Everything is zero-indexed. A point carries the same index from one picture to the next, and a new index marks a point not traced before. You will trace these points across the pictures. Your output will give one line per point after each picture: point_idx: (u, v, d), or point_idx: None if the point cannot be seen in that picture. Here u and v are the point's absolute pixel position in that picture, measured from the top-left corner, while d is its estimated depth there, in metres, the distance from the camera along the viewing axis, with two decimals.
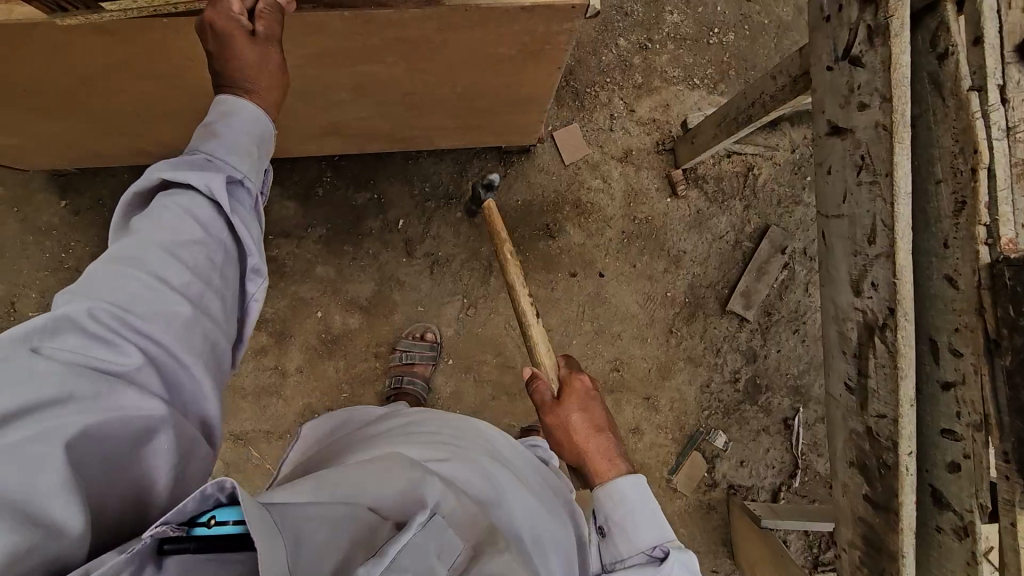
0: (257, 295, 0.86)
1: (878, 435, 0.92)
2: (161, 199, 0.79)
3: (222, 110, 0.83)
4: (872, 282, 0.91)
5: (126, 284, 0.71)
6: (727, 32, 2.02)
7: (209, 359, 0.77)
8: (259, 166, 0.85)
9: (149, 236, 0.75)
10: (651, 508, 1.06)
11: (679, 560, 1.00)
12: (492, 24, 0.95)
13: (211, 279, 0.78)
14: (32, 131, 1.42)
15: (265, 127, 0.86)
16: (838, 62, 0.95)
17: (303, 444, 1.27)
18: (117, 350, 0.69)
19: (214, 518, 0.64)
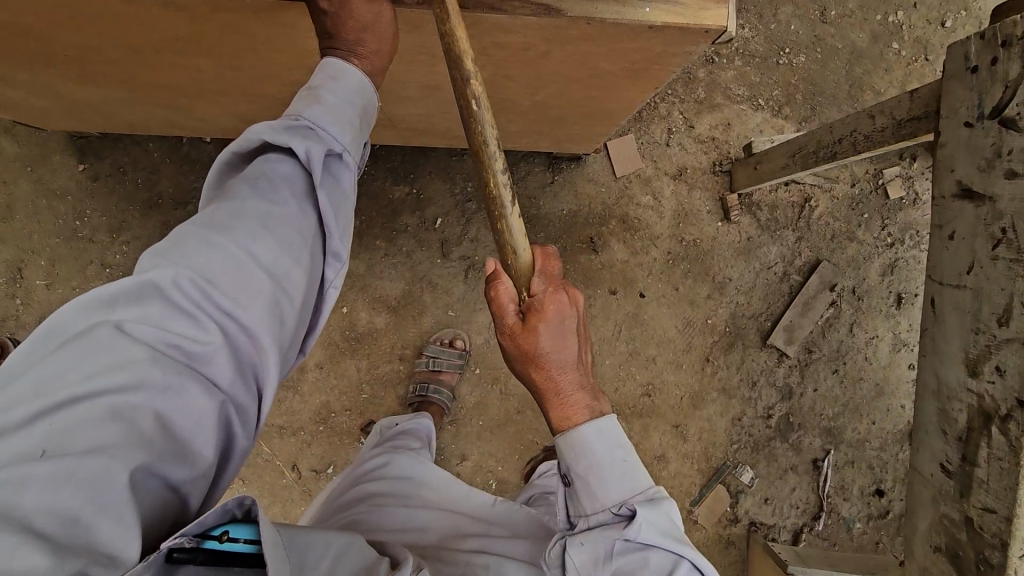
0: (335, 281, 0.82)
1: (982, 530, 0.88)
2: (261, 162, 0.77)
3: (330, 74, 0.80)
4: (997, 366, 0.85)
5: (208, 256, 0.68)
6: (799, 53, 1.91)
7: (283, 347, 0.73)
8: (359, 141, 0.83)
9: (242, 207, 0.73)
10: (622, 456, 0.96)
11: (648, 514, 0.90)
12: (609, 39, 0.85)
13: (298, 256, 0.75)
14: (63, 94, 1.30)
15: (370, 97, 0.84)
16: (983, 120, 0.86)
17: (349, 473, 1.33)
18: (198, 327, 0.66)
19: (227, 534, 0.64)
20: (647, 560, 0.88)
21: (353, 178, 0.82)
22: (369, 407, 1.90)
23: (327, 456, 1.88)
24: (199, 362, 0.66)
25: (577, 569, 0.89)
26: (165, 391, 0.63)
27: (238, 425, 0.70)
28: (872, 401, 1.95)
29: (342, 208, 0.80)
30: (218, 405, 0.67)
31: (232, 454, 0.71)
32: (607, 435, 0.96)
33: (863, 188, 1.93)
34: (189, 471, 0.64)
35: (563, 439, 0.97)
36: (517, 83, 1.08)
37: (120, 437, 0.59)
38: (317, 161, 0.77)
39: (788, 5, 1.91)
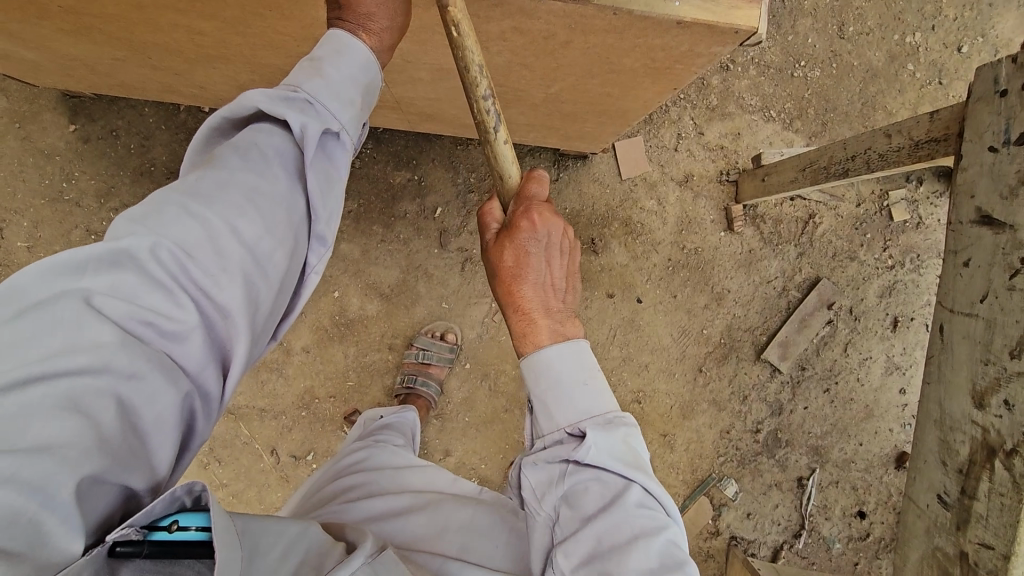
0: (317, 267, 0.79)
1: (976, 565, 0.86)
2: (251, 132, 0.74)
3: (334, 49, 0.79)
4: (1005, 399, 0.83)
5: (188, 231, 0.65)
6: (814, 67, 1.89)
7: (257, 331, 0.70)
8: (358, 120, 0.82)
9: (228, 178, 0.69)
10: (583, 379, 0.94)
11: (597, 438, 0.89)
12: (634, 33, 0.81)
13: (281, 238, 0.72)
14: (54, 48, 1.24)
15: (373, 76, 0.83)
16: (1009, 146, 0.84)
17: (329, 469, 1.30)
18: (172, 304, 0.62)
19: (176, 523, 0.58)
20: (594, 484, 0.88)
21: (348, 159, 0.80)
22: (354, 396, 1.86)
23: (308, 443, 1.84)
24: (168, 344, 0.62)
25: (532, 487, 0.93)
26: (132, 375, 0.58)
27: (199, 413, 0.67)
28: (861, 423, 1.95)
29: (332, 191, 0.78)
30: (184, 392, 0.63)
31: (190, 441, 0.67)
32: (567, 357, 0.95)
33: (868, 209, 1.91)
34: (148, 465, 0.60)
35: (528, 359, 0.96)
36: (532, 73, 1.05)
37: (78, 426, 0.54)
38: (312, 139, 0.75)
39: (806, 18, 1.89)
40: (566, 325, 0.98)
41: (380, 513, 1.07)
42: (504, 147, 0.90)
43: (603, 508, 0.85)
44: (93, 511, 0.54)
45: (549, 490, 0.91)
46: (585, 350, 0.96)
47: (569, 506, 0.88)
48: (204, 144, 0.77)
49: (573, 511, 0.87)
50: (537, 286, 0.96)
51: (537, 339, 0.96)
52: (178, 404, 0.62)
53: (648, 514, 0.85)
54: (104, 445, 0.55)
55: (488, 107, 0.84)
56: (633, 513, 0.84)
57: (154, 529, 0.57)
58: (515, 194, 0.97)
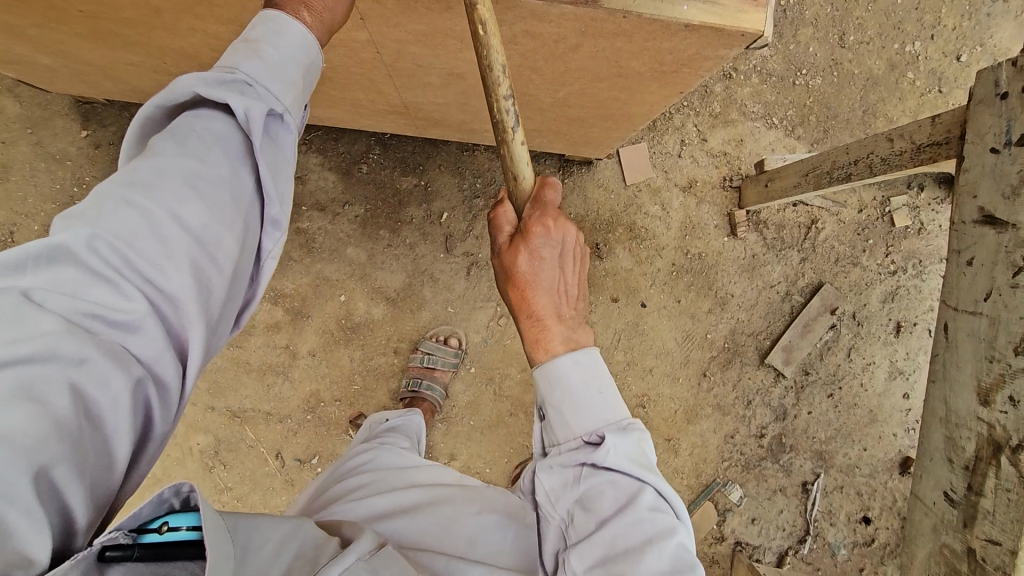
0: (273, 252, 0.71)
1: (985, 561, 0.87)
2: (188, 117, 0.66)
3: (271, 28, 0.69)
4: (1011, 396, 0.84)
5: (128, 220, 0.59)
6: (815, 75, 1.92)
7: (217, 320, 0.64)
8: (302, 100, 0.72)
9: (170, 162, 0.63)
10: (596, 389, 0.93)
11: (614, 441, 0.88)
12: (642, 36, 0.84)
13: (235, 221, 0.65)
14: (72, 53, 1.26)
15: (314, 56, 0.73)
16: (1011, 147, 0.86)
17: (335, 470, 1.30)
18: (120, 294, 0.57)
19: (167, 525, 0.58)
20: (609, 486, 0.87)
21: (296, 141, 0.72)
22: (360, 399, 1.87)
23: (313, 446, 1.85)
24: (119, 334, 0.57)
25: (547, 491, 0.91)
26: (81, 363, 0.53)
27: (161, 406, 0.60)
28: (865, 428, 1.95)
29: (284, 172, 0.70)
30: (138, 381, 0.57)
31: (149, 443, 0.61)
32: (583, 366, 0.94)
33: (870, 214, 1.93)
34: (103, 462, 0.54)
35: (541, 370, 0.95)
36: (541, 77, 1.07)
37: (26, 417, 0.49)
38: (257, 124, 0.67)
39: (807, 28, 1.92)
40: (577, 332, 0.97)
41: (382, 512, 1.07)
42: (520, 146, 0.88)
43: (617, 509, 0.85)
44: (51, 509, 0.50)
45: (563, 493, 0.90)
46: (598, 358, 0.96)
47: (584, 510, 0.88)
48: (145, 135, 0.70)
49: (588, 514, 0.87)
50: (551, 293, 0.95)
51: (548, 347, 0.96)
52: (133, 394, 0.56)
53: (661, 516, 0.85)
54: (58, 435, 0.50)
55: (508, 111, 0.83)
56: (646, 517, 0.84)
57: (143, 531, 0.57)
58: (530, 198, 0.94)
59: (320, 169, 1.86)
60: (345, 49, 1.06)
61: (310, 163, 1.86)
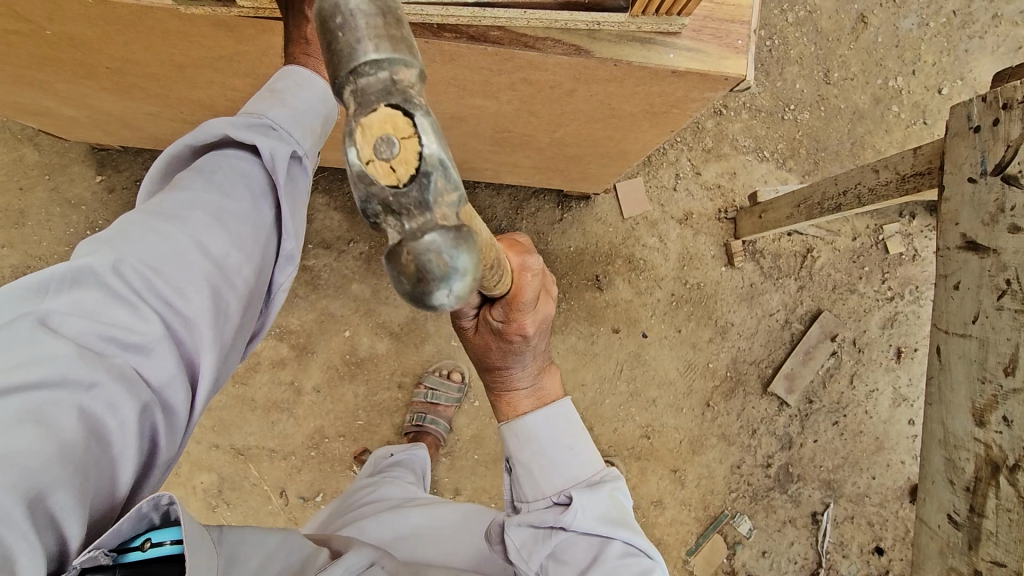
0: (284, 285, 0.72)
1: None
2: (211, 157, 0.67)
3: (295, 82, 0.71)
4: (1004, 416, 0.86)
5: (150, 246, 0.58)
6: (803, 111, 1.99)
7: (225, 346, 0.62)
8: (319, 148, 0.74)
9: (194, 194, 0.63)
10: (568, 448, 0.98)
11: (584, 499, 0.91)
12: (632, 81, 0.89)
13: (253, 252, 0.65)
14: (95, 105, 1.33)
15: (332, 110, 0.75)
16: (986, 176, 0.90)
17: (331, 507, 1.30)
18: (135, 317, 0.56)
19: (149, 541, 0.54)
20: (579, 544, 0.88)
21: (311, 182, 0.73)
22: (364, 435, 1.87)
23: (318, 484, 1.85)
24: (133, 358, 0.56)
25: (517, 547, 0.91)
26: (90, 387, 0.52)
27: (166, 432, 0.58)
28: (872, 455, 1.94)
29: (299, 210, 0.71)
30: (146, 407, 0.55)
31: (154, 466, 0.58)
32: (554, 420, 1.00)
33: (864, 242, 1.97)
34: (103, 486, 0.52)
35: (507, 428, 1.00)
36: (538, 119, 1.12)
37: (34, 443, 0.47)
38: (281, 164, 0.68)
39: (792, 66, 2.00)
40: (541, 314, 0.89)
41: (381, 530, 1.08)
42: None
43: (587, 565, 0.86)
44: (48, 534, 0.47)
45: (535, 549, 0.89)
46: (569, 408, 1.01)
47: (557, 562, 0.89)
48: (168, 169, 0.69)
49: (563, 569, 0.87)
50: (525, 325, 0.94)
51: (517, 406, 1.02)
52: (140, 420, 0.55)
53: (628, 565, 0.86)
54: (59, 461, 0.48)
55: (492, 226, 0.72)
56: (616, 566, 0.85)
57: (124, 551, 0.52)
58: None
59: (326, 209, 1.92)
60: None
61: (316, 203, 1.92)
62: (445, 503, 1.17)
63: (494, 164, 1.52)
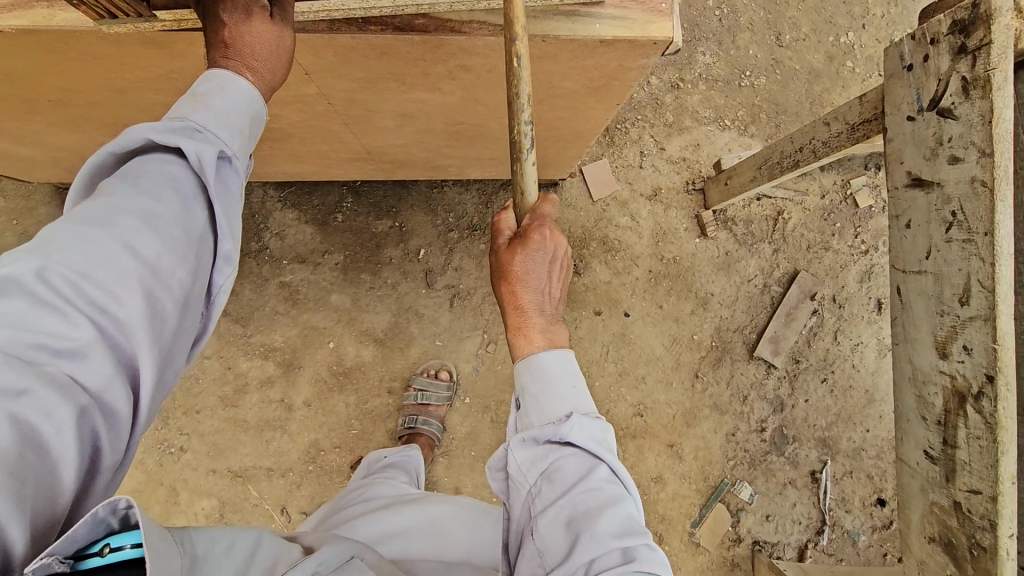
0: (225, 286, 0.72)
1: (970, 512, 0.88)
2: (137, 163, 0.67)
3: (217, 85, 0.71)
4: (964, 345, 0.86)
5: (77, 255, 0.59)
6: (759, 75, 1.99)
7: (164, 347, 0.63)
8: (250, 150, 0.75)
9: (120, 201, 0.63)
10: (570, 382, 0.92)
11: (581, 421, 0.88)
12: (564, 57, 0.90)
13: (186, 254, 0.66)
14: (47, 142, 1.33)
15: (259, 110, 0.75)
16: (923, 113, 0.90)
17: (319, 514, 1.28)
18: (65, 324, 0.56)
19: (108, 546, 0.53)
20: (571, 457, 0.86)
21: (243, 183, 0.73)
22: (359, 443, 1.87)
23: (318, 497, 1.84)
24: (66, 365, 0.56)
25: (517, 464, 0.89)
26: (21, 393, 0.51)
27: (109, 434, 0.58)
28: (864, 409, 1.95)
29: (233, 212, 0.72)
30: (83, 410, 0.55)
31: (99, 470, 0.58)
32: (557, 367, 0.93)
33: (833, 199, 1.99)
34: (45, 489, 0.51)
35: (520, 362, 0.94)
36: (486, 107, 1.13)
37: None
38: (208, 167, 0.68)
39: (744, 32, 2.00)
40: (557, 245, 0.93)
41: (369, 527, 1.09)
42: (531, 169, 0.88)
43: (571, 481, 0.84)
44: None
45: (533, 467, 0.87)
46: (573, 359, 0.95)
47: (548, 481, 0.86)
48: (94, 180, 0.70)
49: (551, 486, 0.85)
50: (538, 292, 0.95)
51: (529, 345, 0.95)
52: (77, 423, 0.54)
53: (610, 489, 0.84)
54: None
55: (528, 134, 0.83)
56: (597, 487, 0.83)
57: (82, 558, 0.53)
58: (529, 210, 0.94)
59: (297, 224, 1.91)
60: (300, 105, 1.13)
61: (286, 219, 1.91)
62: (434, 500, 1.17)
63: (455, 159, 1.53)
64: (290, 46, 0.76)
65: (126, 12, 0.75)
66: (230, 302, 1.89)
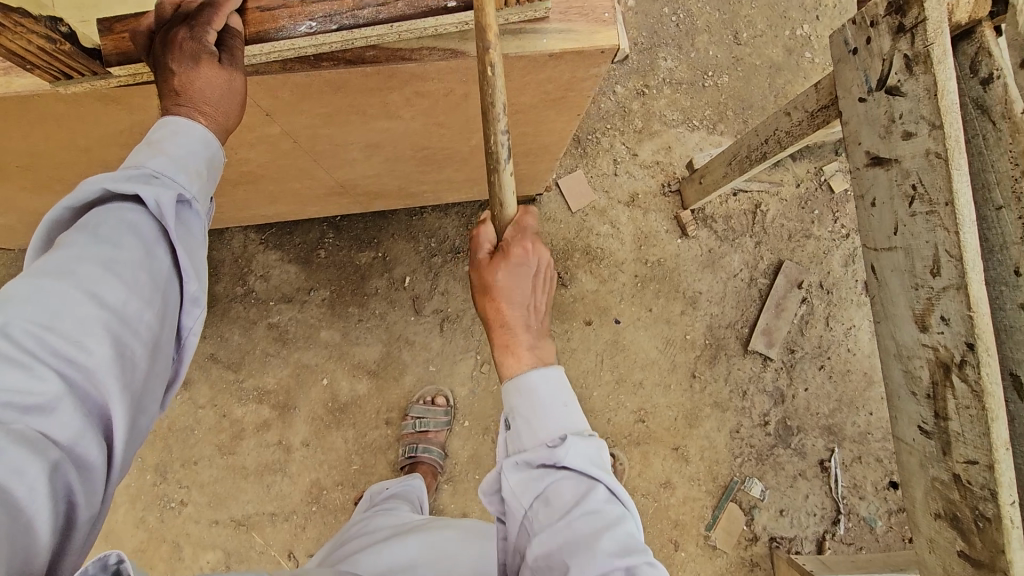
0: (195, 328, 0.72)
1: (971, 484, 0.86)
2: (95, 212, 0.67)
3: (170, 130, 0.72)
4: (941, 316, 0.86)
5: (38, 307, 0.58)
6: (721, 74, 2.02)
7: (136, 394, 0.62)
8: (210, 191, 0.76)
9: (79, 250, 0.63)
10: (562, 403, 0.85)
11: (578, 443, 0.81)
12: (517, 73, 0.92)
13: (152, 298, 0.66)
14: (21, 207, 1.34)
15: (215, 152, 0.76)
16: (873, 93, 0.92)
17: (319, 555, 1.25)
18: (29, 378, 0.55)
19: None
20: (567, 483, 0.80)
21: (206, 224, 0.74)
22: (362, 478, 1.85)
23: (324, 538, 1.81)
24: (33, 421, 0.55)
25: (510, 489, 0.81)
26: None
27: (84, 487, 0.57)
28: (865, 392, 1.94)
29: (198, 252, 0.72)
30: (56, 465, 0.54)
31: (76, 524, 0.57)
32: (552, 381, 0.86)
33: (808, 187, 2.00)
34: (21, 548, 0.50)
35: (509, 383, 0.87)
36: (450, 130, 1.14)
37: None
38: (169, 211, 0.69)
39: (702, 34, 2.03)
40: (542, 347, 0.91)
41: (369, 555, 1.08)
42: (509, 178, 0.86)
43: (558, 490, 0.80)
44: None
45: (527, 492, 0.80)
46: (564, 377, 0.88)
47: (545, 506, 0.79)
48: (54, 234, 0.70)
49: (550, 513, 0.78)
50: (523, 306, 0.90)
51: (517, 365, 0.88)
52: (50, 479, 0.53)
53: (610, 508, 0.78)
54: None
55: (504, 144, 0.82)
56: (597, 510, 0.77)
57: None
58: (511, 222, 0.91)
59: (280, 264, 1.91)
60: (266, 146, 1.13)
61: (269, 260, 1.91)
62: (435, 526, 1.16)
63: (429, 184, 1.54)
64: (241, 88, 0.76)
65: (80, 70, 0.75)
66: (220, 349, 1.88)
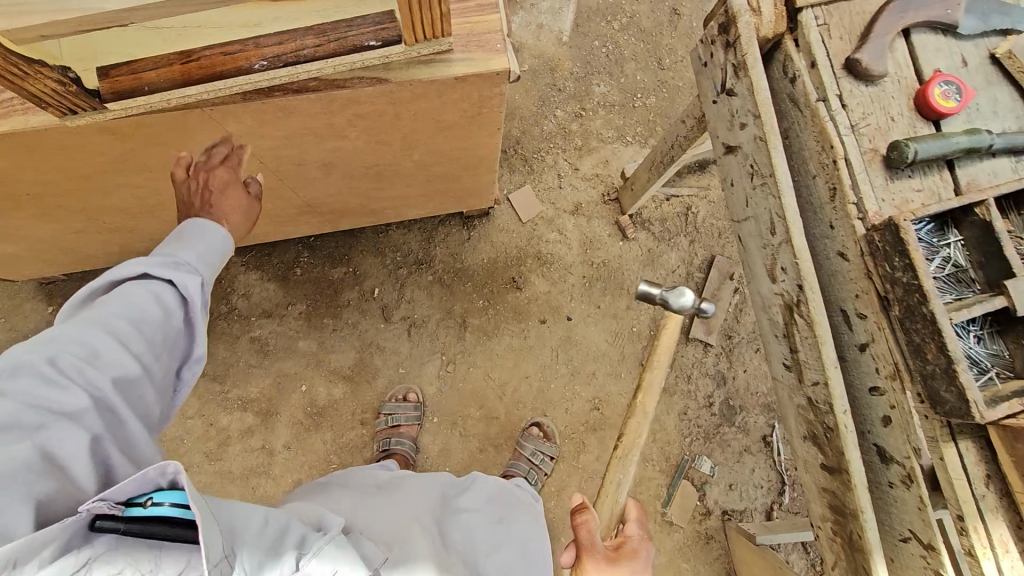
0: (191, 380, 0.94)
1: (818, 402, 1.04)
2: (133, 280, 0.88)
3: (198, 232, 0.95)
4: (782, 266, 1.06)
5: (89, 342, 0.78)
6: (649, 96, 2.28)
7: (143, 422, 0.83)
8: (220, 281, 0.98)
9: (114, 309, 0.83)
10: None
11: None
12: (433, 95, 1.14)
13: (163, 355, 0.86)
14: (29, 236, 1.54)
15: (227, 253, 0.98)
16: (719, 95, 1.15)
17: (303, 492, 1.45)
18: (66, 392, 0.73)
19: (151, 500, 0.72)
20: None
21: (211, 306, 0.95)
22: None
23: None
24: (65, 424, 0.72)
25: None
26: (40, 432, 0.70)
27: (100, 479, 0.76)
28: None
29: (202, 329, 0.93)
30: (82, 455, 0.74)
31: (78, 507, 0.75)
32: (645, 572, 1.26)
33: None
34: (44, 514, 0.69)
35: None
36: (391, 147, 1.36)
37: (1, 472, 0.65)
38: (192, 294, 0.90)
39: (630, 61, 2.30)
40: None
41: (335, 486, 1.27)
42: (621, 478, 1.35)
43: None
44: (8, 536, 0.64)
45: None
46: None
47: None
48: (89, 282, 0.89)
49: None
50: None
51: None
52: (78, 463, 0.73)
53: None
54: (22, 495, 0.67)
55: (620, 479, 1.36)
56: None
57: (130, 505, 0.71)
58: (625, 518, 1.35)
59: (260, 282, 2.10)
60: None
61: (250, 280, 2.10)
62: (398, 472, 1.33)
63: (386, 200, 1.76)
64: (254, 209, 1.07)
65: (83, 107, 0.97)
66: (207, 363, 2.05)
